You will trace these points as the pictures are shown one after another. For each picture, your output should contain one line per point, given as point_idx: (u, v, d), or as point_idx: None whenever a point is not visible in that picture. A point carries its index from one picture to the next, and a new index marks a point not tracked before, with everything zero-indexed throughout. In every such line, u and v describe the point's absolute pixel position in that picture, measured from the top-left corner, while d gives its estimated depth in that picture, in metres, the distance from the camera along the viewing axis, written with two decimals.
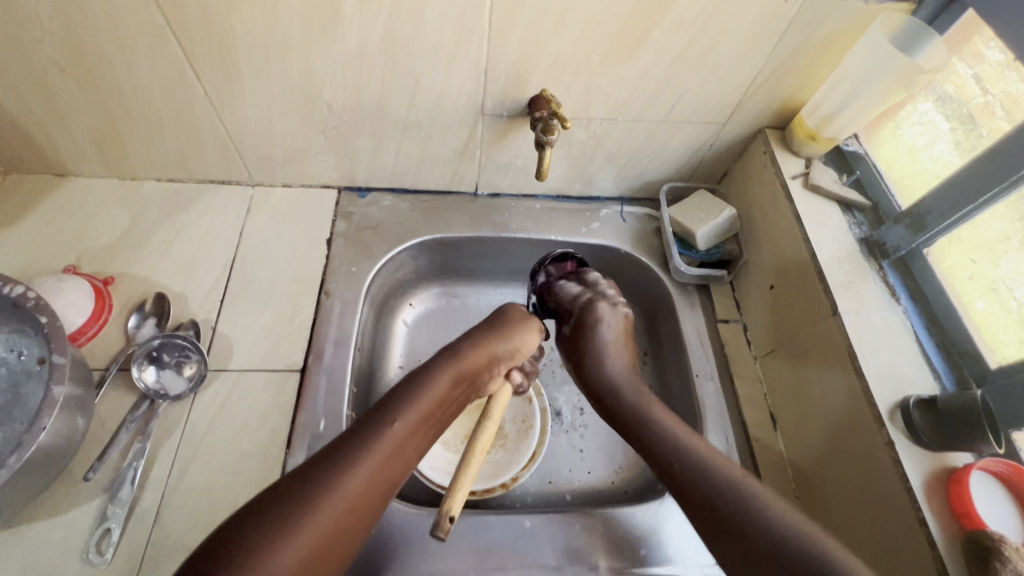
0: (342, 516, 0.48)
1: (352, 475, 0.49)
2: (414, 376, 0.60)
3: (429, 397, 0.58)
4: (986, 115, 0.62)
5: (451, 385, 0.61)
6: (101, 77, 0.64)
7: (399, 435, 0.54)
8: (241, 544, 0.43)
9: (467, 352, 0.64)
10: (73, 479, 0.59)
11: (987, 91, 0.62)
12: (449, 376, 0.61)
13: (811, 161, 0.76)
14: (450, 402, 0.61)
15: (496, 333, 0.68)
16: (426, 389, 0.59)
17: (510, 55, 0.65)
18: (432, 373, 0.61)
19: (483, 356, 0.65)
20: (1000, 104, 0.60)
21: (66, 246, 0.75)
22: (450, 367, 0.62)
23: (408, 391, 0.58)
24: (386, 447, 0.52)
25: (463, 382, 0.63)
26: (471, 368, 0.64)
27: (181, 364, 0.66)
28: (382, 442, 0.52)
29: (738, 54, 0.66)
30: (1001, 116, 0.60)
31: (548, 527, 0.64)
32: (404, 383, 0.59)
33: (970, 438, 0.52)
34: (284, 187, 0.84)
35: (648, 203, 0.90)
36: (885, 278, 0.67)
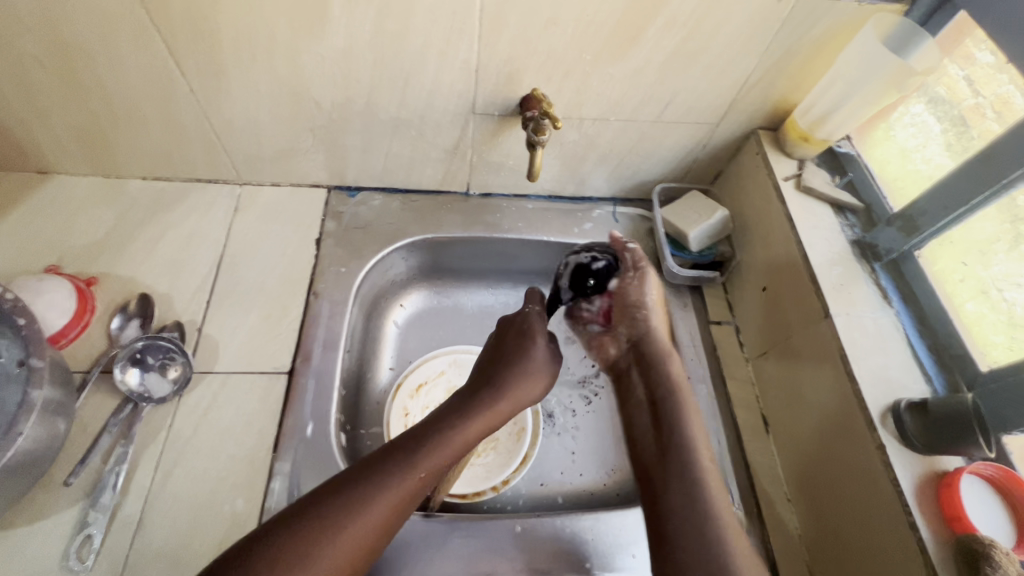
0: (343, 558, 0.48)
1: (357, 525, 0.49)
2: (444, 421, 0.58)
3: (454, 447, 0.57)
4: (977, 117, 0.62)
5: (476, 435, 0.59)
6: (83, 73, 0.63)
7: (417, 490, 0.53)
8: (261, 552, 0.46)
9: (504, 399, 0.62)
10: (53, 485, 0.58)
11: (978, 92, 0.62)
12: (477, 425, 0.59)
13: (804, 162, 0.75)
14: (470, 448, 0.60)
15: (528, 367, 0.65)
16: (455, 440, 0.57)
17: (500, 55, 0.64)
18: (464, 419, 0.59)
19: (509, 401, 0.63)
20: (990, 106, 0.60)
21: (49, 245, 0.73)
22: (484, 416, 0.60)
23: (434, 439, 0.56)
24: (399, 501, 0.52)
25: (486, 429, 0.61)
26: (497, 414, 0.62)
27: (165, 366, 0.65)
28: (398, 495, 0.52)
29: (731, 55, 0.65)
30: (992, 118, 0.60)
31: (539, 531, 0.63)
32: (428, 426, 0.57)
33: (959, 441, 0.52)
34: (272, 186, 0.83)
35: (641, 204, 0.90)
36: (877, 280, 0.67)
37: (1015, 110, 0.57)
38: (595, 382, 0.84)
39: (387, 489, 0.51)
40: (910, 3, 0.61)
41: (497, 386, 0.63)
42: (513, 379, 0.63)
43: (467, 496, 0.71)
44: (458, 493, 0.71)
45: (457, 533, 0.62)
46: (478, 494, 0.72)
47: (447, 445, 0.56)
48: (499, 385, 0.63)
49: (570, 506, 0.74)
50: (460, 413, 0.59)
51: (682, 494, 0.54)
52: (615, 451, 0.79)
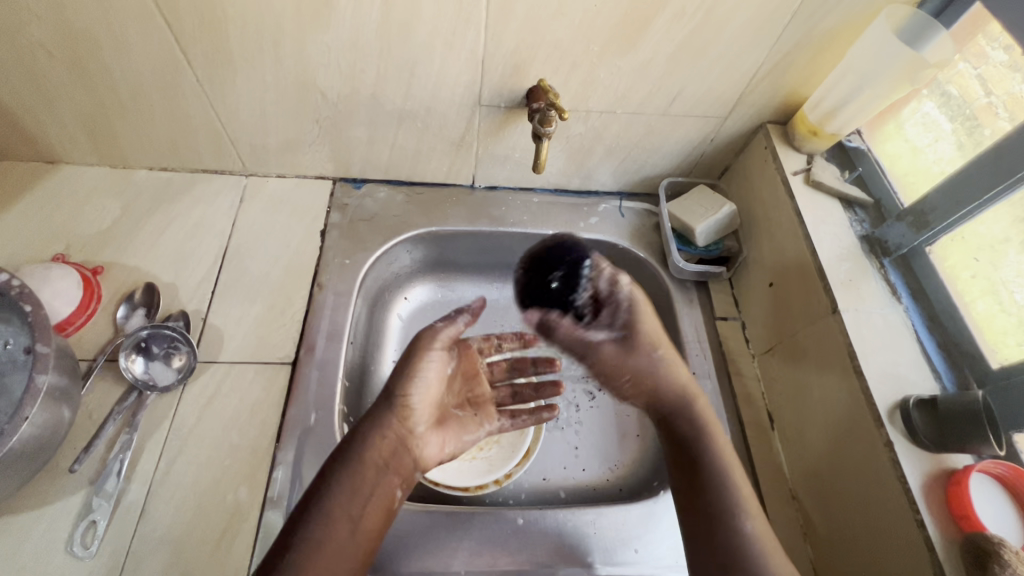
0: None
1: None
2: (329, 477, 0.52)
3: (352, 501, 0.51)
4: (989, 116, 0.61)
5: (371, 481, 0.53)
6: (90, 61, 0.63)
7: (343, 548, 0.49)
8: None
9: (378, 438, 0.55)
10: (58, 471, 0.58)
11: (990, 92, 0.61)
12: (368, 470, 0.53)
13: (812, 157, 0.74)
14: (384, 488, 0.54)
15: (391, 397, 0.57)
16: (349, 492, 0.52)
17: (507, 45, 0.63)
18: (347, 469, 0.53)
19: (388, 432, 0.55)
20: (1003, 105, 0.59)
21: (56, 234, 0.73)
22: (372, 457, 0.54)
23: (323, 502, 0.51)
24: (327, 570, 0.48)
25: (384, 470, 0.54)
26: (389, 448, 0.55)
27: (170, 355, 0.65)
28: (322, 566, 0.48)
29: (741, 47, 0.65)
30: (1004, 118, 0.59)
31: (541, 523, 0.63)
32: (316, 490, 0.52)
33: (968, 438, 0.51)
34: (278, 177, 0.83)
35: (647, 198, 0.89)
36: (886, 276, 0.66)
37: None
38: None
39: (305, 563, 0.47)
40: None
41: (366, 426, 0.55)
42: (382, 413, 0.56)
43: (470, 489, 0.70)
44: (462, 486, 0.70)
45: (458, 526, 0.62)
46: (482, 487, 0.71)
47: (338, 502, 0.51)
48: (369, 425, 0.55)
49: (573, 500, 0.74)
50: (340, 461, 0.53)
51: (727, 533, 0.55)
52: (619, 446, 0.79)
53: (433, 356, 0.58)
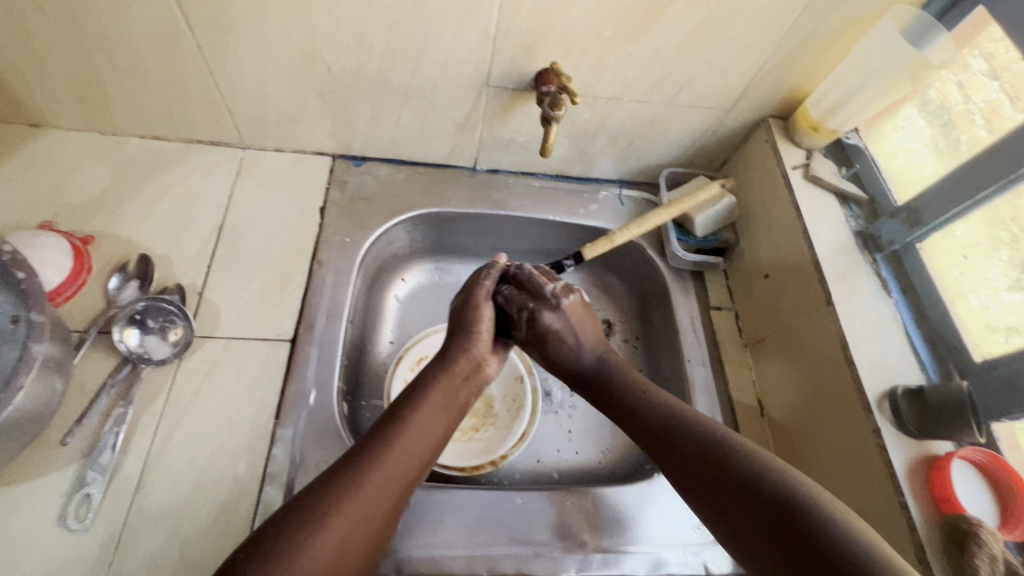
0: (390, 483, 0.49)
1: (351, 504, 0.46)
2: (410, 394, 0.57)
3: (419, 423, 0.54)
4: (966, 122, 0.64)
5: (438, 410, 0.56)
6: (83, 20, 0.60)
7: (399, 463, 0.51)
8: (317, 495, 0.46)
9: (447, 376, 0.59)
10: (49, 444, 0.57)
11: (968, 99, 0.64)
12: (444, 390, 0.58)
13: (811, 152, 0.76)
14: (447, 420, 0.57)
15: (455, 345, 0.63)
16: (423, 416, 0.55)
17: (520, 26, 0.63)
18: (422, 393, 0.57)
19: (462, 363, 0.61)
20: (981, 112, 0.63)
21: (43, 201, 0.71)
22: (444, 387, 0.58)
23: (396, 418, 0.54)
24: (385, 476, 0.49)
25: (449, 404, 0.58)
26: (458, 387, 0.60)
27: (166, 329, 0.64)
28: (377, 471, 0.49)
29: (750, 39, 0.65)
30: (980, 124, 0.62)
31: (539, 503, 0.64)
32: (395, 409, 0.55)
33: (952, 426, 0.53)
34: (275, 151, 0.81)
35: (647, 187, 0.90)
36: (878, 270, 0.68)
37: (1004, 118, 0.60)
38: None
39: (372, 462, 0.49)
40: None
41: (445, 362, 0.61)
42: (455, 352, 0.62)
43: (466, 470, 0.71)
44: (458, 466, 0.71)
45: (458, 505, 0.63)
46: (478, 468, 0.71)
47: (414, 417, 0.54)
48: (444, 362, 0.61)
49: (566, 481, 0.75)
50: (423, 388, 0.58)
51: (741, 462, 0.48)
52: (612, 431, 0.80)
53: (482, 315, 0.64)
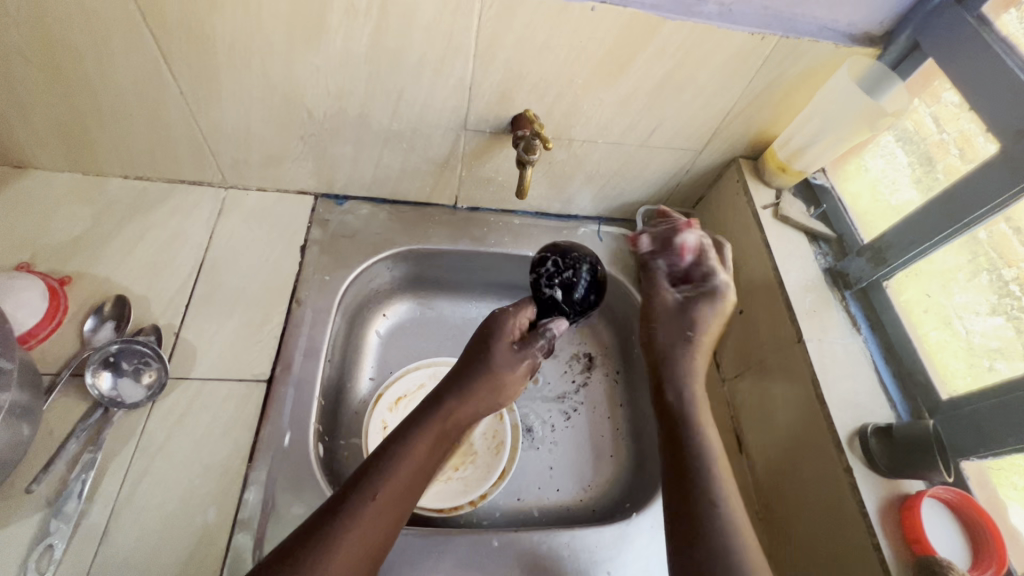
0: (355, 555, 0.47)
1: None
2: (395, 441, 0.54)
3: (418, 459, 0.54)
4: (942, 152, 0.65)
5: (434, 445, 0.55)
6: (68, 69, 0.61)
7: (370, 528, 0.48)
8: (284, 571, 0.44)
9: (468, 404, 0.58)
10: (14, 491, 0.56)
11: (942, 128, 0.65)
12: (430, 444, 0.55)
13: (781, 192, 0.78)
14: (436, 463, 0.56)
15: (496, 362, 0.60)
16: (400, 475, 0.52)
17: (494, 75, 0.65)
18: (409, 444, 0.54)
19: (461, 411, 0.58)
20: (955, 143, 0.64)
21: (21, 242, 0.71)
22: (431, 440, 0.55)
23: (387, 458, 0.52)
24: (355, 546, 0.47)
25: (445, 439, 0.57)
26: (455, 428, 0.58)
27: (139, 371, 0.64)
28: (349, 539, 0.47)
29: (716, 86, 0.68)
30: (956, 154, 0.63)
31: (517, 546, 0.64)
32: (388, 442, 0.54)
33: (921, 464, 0.54)
34: (258, 191, 0.82)
35: (625, 224, 0.92)
36: (847, 307, 0.69)
37: (976, 149, 0.61)
38: (575, 398, 0.85)
39: (344, 528, 0.47)
40: (883, 48, 0.65)
41: (438, 402, 0.58)
42: (497, 369, 0.61)
43: (445, 510, 0.71)
44: (436, 507, 0.71)
45: (435, 549, 0.62)
46: (457, 508, 0.71)
47: (393, 473, 0.51)
48: (469, 387, 0.59)
49: (546, 519, 0.75)
50: (409, 435, 0.54)
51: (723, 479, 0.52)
52: (593, 467, 0.79)
53: (508, 339, 0.62)
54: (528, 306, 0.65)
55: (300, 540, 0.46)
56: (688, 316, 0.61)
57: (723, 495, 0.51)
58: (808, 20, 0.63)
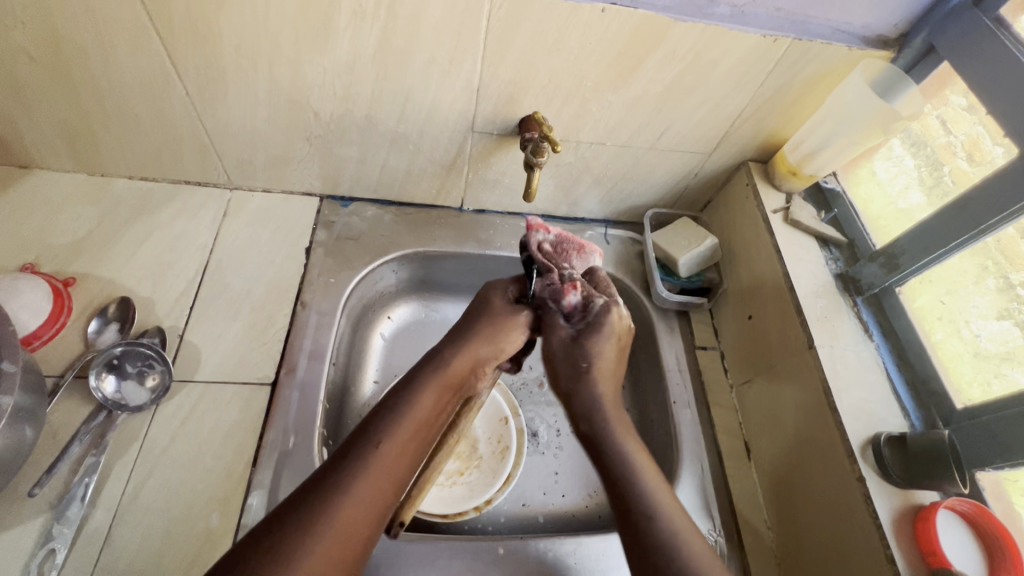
0: (366, 503, 0.48)
1: (330, 529, 0.45)
2: (396, 396, 0.56)
3: (422, 408, 0.56)
4: (949, 155, 0.65)
5: (440, 396, 0.58)
6: (74, 69, 0.61)
7: (378, 477, 0.50)
8: (293, 525, 0.44)
9: (468, 351, 0.61)
10: (17, 495, 0.55)
11: (950, 132, 0.65)
12: (436, 394, 0.57)
13: (791, 195, 0.77)
14: (442, 412, 0.59)
15: (490, 313, 0.64)
16: (404, 426, 0.54)
17: (503, 76, 0.65)
18: (412, 396, 0.56)
19: (464, 362, 0.60)
20: (962, 146, 0.63)
21: (26, 243, 0.71)
22: (436, 391, 0.58)
23: (392, 411, 0.54)
24: (365, 495, 0.48)
25: (450, 390, 0.59)
26: (458, 381, 0.60)
27: (143, 374, 0.63)
28: (359, 488, 0.48)
29: (726, 89, 0.67)
30: (963, 157, 0.63)
31: (523, 553, 0.63)
32: (393, 395, 0.56)
33: (935, 475, 0.53)
34: (263, 192, 0.81)
35: (632, 227, 0.91)
36: (859, 313, 0.69)
37: (985, 153, 0.60)
38: None
39: (353, 478, 0.48)
40: (898, 50, 0.64)
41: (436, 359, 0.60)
42: (494, 325, 0.63)
43: (449, 516, 0.70)
44: (441, 512, 0.70)
45: (440, 556, 0.61)
46: (462, 514, 0.70)
47: (397, 425, 0.53)
48: (467, 336, 0.62)
49: (552, 525, 0.74)
50: (411, 388, 0.57)
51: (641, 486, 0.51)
52: (599, 472, 0.79)
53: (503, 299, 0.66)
54: (519, 277, 0.68)
55: (308, 496, 0.47)
56: (574, 357, 0.61)
57: (654, 504, 0.49)
58: (820, 21, 0.62)
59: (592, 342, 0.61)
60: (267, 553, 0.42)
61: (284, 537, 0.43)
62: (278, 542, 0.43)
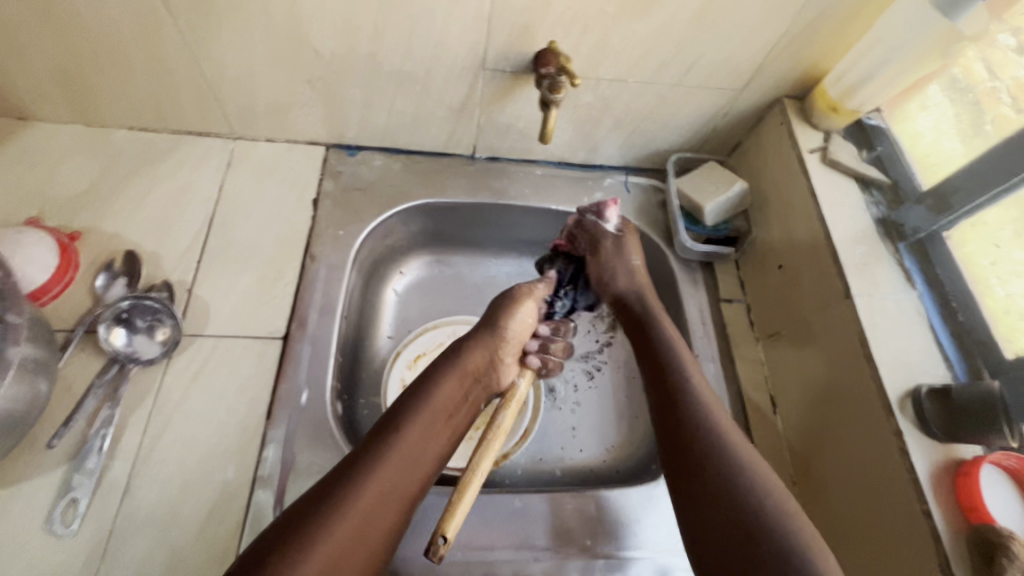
0: (388, 487, 0.50)
1: (353, 509, 0.47)
2: (419, 385, 0.58)
3: (442, 397, 0.58)
4: (992, 101, 0.61)
5: (457, 386, 0.59)
6: (59, 8, 0.57)
7: (402, 462, 0.51)
8: (321, 506, 0.47)
9: (476, 344, 0.62)
10: (36, 446, 0.56)
11: (995, 76, 0.61)
12: (453, 385, 0.59)
13: (830, 135, 0.71)
14: (465, 402, 0.60)
15: (500, 314, 0.65)
16: (427, 414, 0.55)
17: (516, 4, 0.59)
18: (432, 384, 0.58)
19: (480, 356, 0.62)
20: (1008, 90, 0.59)
21: (29, 196, 0.69)
22: (454, 382, 0.59)
23: (417, 400, 0.56)
24: (387, 478, 0.50)
25: (468, 380, 0.60)
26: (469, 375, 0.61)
27: (153, 328, 0.62)
28: (382, 471, 0.50)
29: (764, 12, 0.61)
30: (1008, 103, 0.59)
31: (540, 506, 0.62)
32: (416, 385, 0.59)
33: (981, 428, 0.50)
34: (267, 142, 0.78)
35: (654, 174, 0.86)
36: (900, 260, 0.63)
37: None
38: (598, 358, 0.82)
39: (376, 463, 0.50)
40: None
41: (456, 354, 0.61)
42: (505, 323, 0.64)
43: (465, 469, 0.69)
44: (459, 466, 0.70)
45: None
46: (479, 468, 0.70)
47: (419, 413, 0.55)
48: (479, 335, 0.63)
49: (569, 480, 0.73)
50: (432, 379, 0.59)
51: (734, 473, 0.52)
52: (618, 427, 0.77)
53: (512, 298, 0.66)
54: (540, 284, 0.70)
55: (336, 478, 0.49)
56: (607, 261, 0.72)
57: (764, 491, 0.51)
58: None
59: (627, 243, 0.73)
60: (300, 536, 0.44)
61: (314, 516, 0.46)
62: (306, 523, 0.45)
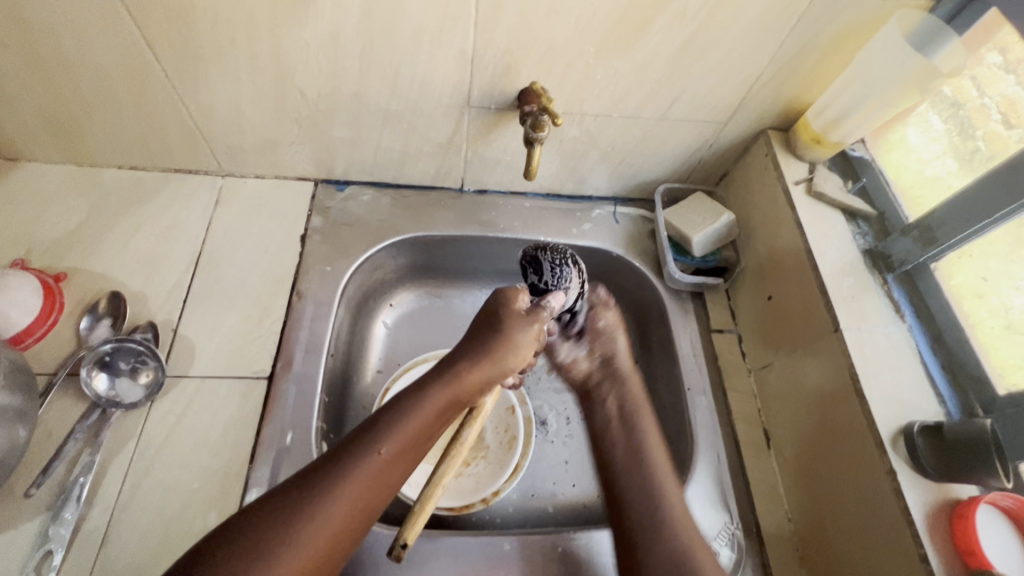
0: (344, 513, 0.45)
1: (299, 535, 0.43)
2: (404, 397, 0.53)
3: (424, 414, 0.52)
4: (982, 117, 0.60)
5: (443, 408, 0.53)
6: (48, 54, 0.58)
7: (363, 484, 0.46)
8: (267, 523, 0.43)
9: (473, 362, 0.56)
10: (13, 495, 0.54)
11: (983, 93, 0.60)
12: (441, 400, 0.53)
13: (815, 166, 0.72)
14: (444, 425, 0.54)
15: (505, 326, 0.59)
16: (402, 432, 0.50)
17: (498, 45, 0.60)
18: (417, 397, 0.52)
19: (471, 376, 0.56)
20: (997, 107, 0.59)
21: (16, 237, 0.69)
22: (439, 397, 0.53)
23: (396, 412, 0.51)
24: (345, 501, 0.45)
25: (455, 404, 0.55)
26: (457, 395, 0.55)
27: (137, 370, 0.62)
28: (341, 491, 0.45)
29: (743, 50, 0.61)
30: (997, 120, 0.59)
31: (531, 549, 0.60)
32: (397, 400, 0.53)
33: (975, 468, 0.49)
34: (256, 179, 0.78)
35: (643, 204, 0.86)
36: (889, 292, 0.63)
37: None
38: None
39: (336, 484, 0.45)
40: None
41: (449, 367, 0.56)
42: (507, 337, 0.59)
43: (454, 509, 0.67)
44: (448, 505, 0.68)
45: (444, 552, 0.59)
46: (467, 507, 0.68)
47: (398, 427, 0.50)
48: (478, 349, 0.57)
49: (562, 517, 0.71)
50: (418, 391, 0.53)
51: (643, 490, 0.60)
52: None
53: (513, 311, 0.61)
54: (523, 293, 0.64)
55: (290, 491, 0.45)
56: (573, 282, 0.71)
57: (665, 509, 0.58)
58: None
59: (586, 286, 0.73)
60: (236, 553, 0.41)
61: (258, 535, 0.42)
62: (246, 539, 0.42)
